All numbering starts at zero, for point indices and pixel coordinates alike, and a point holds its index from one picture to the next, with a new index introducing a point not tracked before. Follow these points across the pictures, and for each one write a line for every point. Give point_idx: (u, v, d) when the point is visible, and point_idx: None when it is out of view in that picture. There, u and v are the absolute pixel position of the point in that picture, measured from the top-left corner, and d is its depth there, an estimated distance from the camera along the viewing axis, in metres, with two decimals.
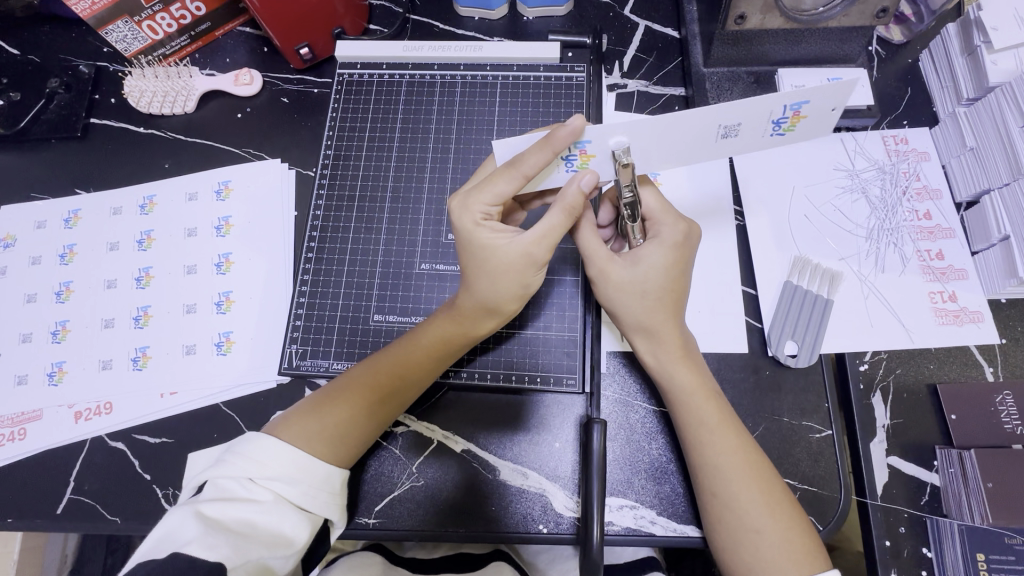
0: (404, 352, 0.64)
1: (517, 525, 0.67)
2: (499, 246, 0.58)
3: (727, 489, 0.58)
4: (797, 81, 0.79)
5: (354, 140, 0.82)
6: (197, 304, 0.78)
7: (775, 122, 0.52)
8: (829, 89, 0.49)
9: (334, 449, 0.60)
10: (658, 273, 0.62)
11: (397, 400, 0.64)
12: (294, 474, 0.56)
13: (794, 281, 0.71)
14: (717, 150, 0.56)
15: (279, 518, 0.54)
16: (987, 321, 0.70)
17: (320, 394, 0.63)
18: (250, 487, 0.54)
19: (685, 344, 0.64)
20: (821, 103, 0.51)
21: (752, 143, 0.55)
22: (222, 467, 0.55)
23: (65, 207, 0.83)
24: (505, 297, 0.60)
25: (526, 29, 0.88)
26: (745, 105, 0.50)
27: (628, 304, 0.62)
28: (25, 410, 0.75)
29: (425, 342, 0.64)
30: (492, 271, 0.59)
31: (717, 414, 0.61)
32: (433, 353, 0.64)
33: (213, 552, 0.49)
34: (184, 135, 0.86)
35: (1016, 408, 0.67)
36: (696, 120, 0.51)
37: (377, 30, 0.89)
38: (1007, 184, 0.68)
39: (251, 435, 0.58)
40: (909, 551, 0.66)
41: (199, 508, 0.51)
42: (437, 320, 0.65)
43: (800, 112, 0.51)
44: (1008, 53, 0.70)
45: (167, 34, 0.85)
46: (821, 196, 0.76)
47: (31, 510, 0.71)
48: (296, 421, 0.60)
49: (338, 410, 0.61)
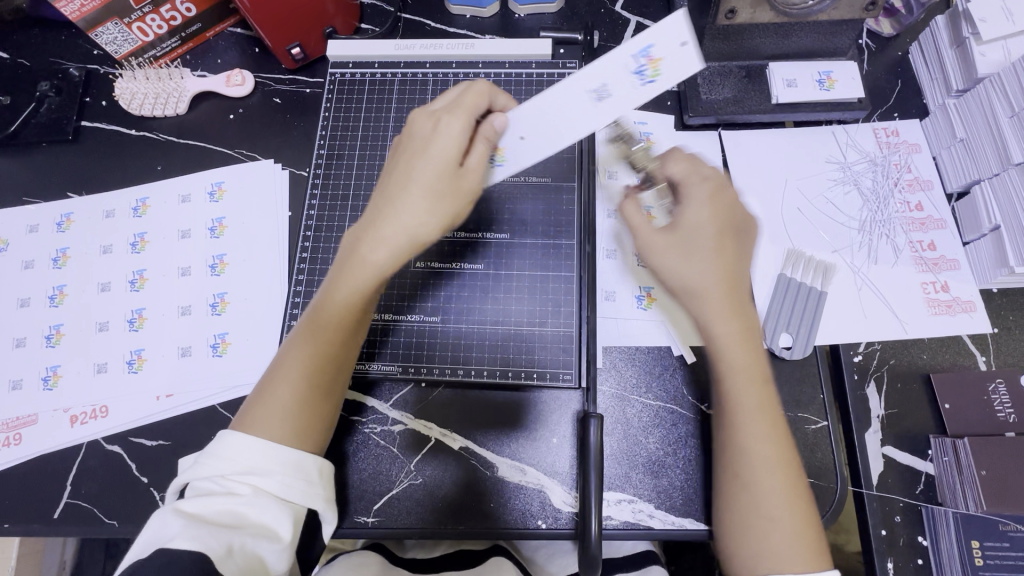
0: (330, 309, 0.58)
1: (516, 521, 0.67)
2: (450, 182, 0.57)
3: (752, 473, 0.58)
4: (787, 75, 0.78)
5: (347, 140, 0.82)
6: (191, 306, 0.77)
7: (637, 72, 0.58)
8: (663, 29, 0.58)
9: (299, 430, 0.58)
10: (699, 233, 0.59)
11: (341, 358, 0.61)
12: (267, 465, 0.56)
13: (788, 274, 0.72)
14: (604, 115, 0.59)
15: (257, 507, 0.53)
16: (979, 311, 0.71)
17: (265, 378, 0.60)
18: (226, 483, 0.54)
19: (739, 299, 0.60)
20: (668, 43, 0.58)
21: (631, 97, 0.58)
22: (194, 469, 0.55)
23: (57, 210, 0.83)
24: (444, 218, 0.57)
25: (518, 26, 0.88)
26: (598, 63, 0.59)
27: (674, 265, 0.60)
28: (20, 415, 0.74)
29: (345, 289, 0.58)
30: (431, 204, 0.57)
31: (759, 399, 0.59)
32: (358, 300, 0.58)
33: (196, 543, 0.48)
34: (176, 137, 0.86)
35: (1009, 397, 0.67)
36: (564, 90, 0.59)
37: (369, 29, 0.89)
38: (997, 175, 0.68)
39: (224, 433, 0.57)
40: (905, 540, 0.66)
41: (178, 506, 0.51)
42: (352, 258, 0.58)
43: (654, 55, 0.58)
44: (996, 44, 0.71)
45: (158, 35, 0.85)
46: (813, 189, 0.76)
47: (28, 515, 0.71)
48: (253, 413, 0.58)
49: (289, 391, 0.59)
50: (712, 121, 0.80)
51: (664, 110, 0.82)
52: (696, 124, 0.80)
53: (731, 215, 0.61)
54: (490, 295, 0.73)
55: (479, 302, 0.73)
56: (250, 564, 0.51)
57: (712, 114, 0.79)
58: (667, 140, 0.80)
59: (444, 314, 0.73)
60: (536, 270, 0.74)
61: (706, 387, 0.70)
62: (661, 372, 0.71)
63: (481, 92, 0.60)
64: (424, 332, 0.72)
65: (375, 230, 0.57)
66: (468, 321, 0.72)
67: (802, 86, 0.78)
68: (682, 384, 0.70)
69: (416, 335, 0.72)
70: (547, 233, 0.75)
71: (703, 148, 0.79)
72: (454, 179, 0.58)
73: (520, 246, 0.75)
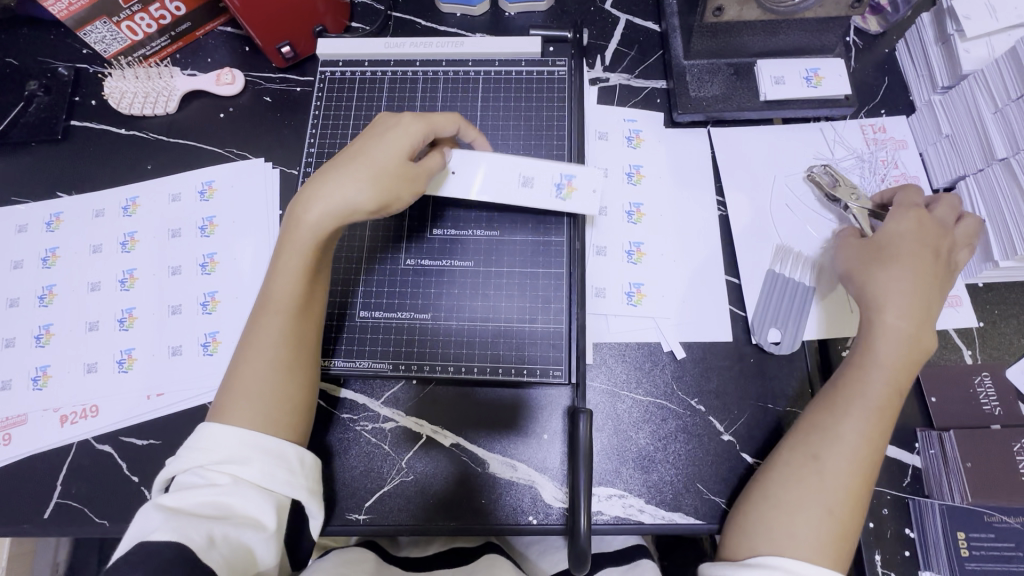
0: (278, 281, 0.62)
1: (507, 517, 0.67)
2: (390, 160, 0.63)
3: (834, 460, 0.58)
4: (775, 72, 0.79)
5: (337, 138, 0.81)
6: (182, 305, 0.77)
7: (556, 186, 0.71)
8: (594, 175, 0.72)
9: (268, 415, 0.58)
10: (902, 246, 0.65)
11: (306, 332, 0.63)
12: (246, 454, 0.56)
13: (776, 270, 0.73)
14: (514, 199, 0.71)
15: (236, 496, 0.53)
16: (965, 305, 0.72)
17: (234, 362, 0.61)
18: (206, 473, 0.54)
19: (926, 315, 0.62)
20: (589, 185, 0.71)
21: (540, 198, 0.71)
22: (175, 463, 0.56)
23: (46, 210, 0.83)
24: (383, 186, 0.62)
25: (508, 24, 0.88)
26: (540, 163, 0.72)
27: (900, 271, 0.63)
28: (10, 415, 0.74)
29: (289, 259, 0.62)
30: (370, 179, 0.62)
31: (882, 400, 0.59)
32: (302, 266, 0.62)
33: (177, 534, 0.49)
34: (166, 136, 0.86)
35: (994, 389, 0.68)
36: (504, 164, 0.72)
37: (359, 27, 0.89)
38: (982, 170, 0.69)
39: (201, 428, 0.57)
40: (893, 532, 0.66)
41: (160, 501, 0.52)
42: (291, 228, 0.62)
43: (573, 184, 0.71)
44: (980, 41, 0.72)
45: (147, 34, 0.85)
46: (801, 185, 0.77)
47: (17, 515, 0.70)
48: (225, 401, 0.59)
49: (255, 371, 0.59)
50: (701, 119, 0.80)
51: (654, 108, 0.82)
52: (685, 121, 0.81)
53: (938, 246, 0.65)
54: (480, 292, 0.73)
55: (469, 299, 0.73)
56: (234, 556, 0.51)
57: (701, 111, 0.79)
58: (657, 138, 0.80)
59: (434, 311, 0.73)
60: (527, 267, 0.74)
61: (696, 382, 0.70)
62: (651, 368, 0.71)
63: (455, 120, 0.68)
64: (414, 329, 0.72)
65: (314, 200, 0.61)
66: (459, 318, 0.72)
67: (790, 83, 0.78)
68: (671, 379, 0.71)
69: (406, 333, 0.72)
70: (538, 230, 0.75)
71: (692, 146, 0.79)
72: (400, 159, 0.63)
73: (510, 244, 0.75)
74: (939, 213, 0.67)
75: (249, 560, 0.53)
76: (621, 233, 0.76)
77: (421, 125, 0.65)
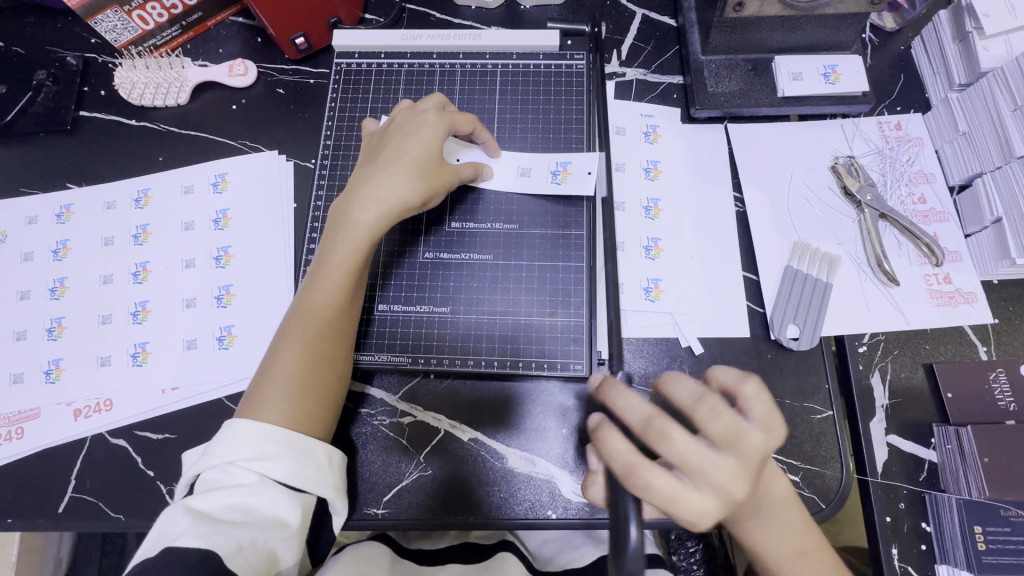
0: (323, 276, 0.63)
1: (526, 512, 0.67)
2: (431, 160, 0.66)
3: None
4: (793, 68, 0.79)
5: (353, 132, 0.81)
6: (196, 298, 0.77)
7: (553, 173, 0.75)
8: (585, 158, 0.75)
9: (305, 407, 0.59)
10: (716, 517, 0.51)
11: (344, 327, 0.64)
12: (276, 451, 0.56)
13: (794, 266, 0.73)
14: (515, 187, 0.75)
15: (264, 496, 0.53)
16: (980, 301, 0.72)
17: (271, 354, 0.62)
18: (235, 471, 0.54)
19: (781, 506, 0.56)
20: (581, 167, 0.75)
21: (539, 186, 0.75)
22: (204, 457, 0.55)
23: (55, 202, 0.82)
24: (425, 192, 0.66)
25: (524, 17, 0.88)
26: (535, 154, 0.77)
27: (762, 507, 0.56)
28: (22, 408, 0.73)
29: (338, 259, 0.63)
30: (414, 176, 0.65)
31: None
32: (352, 263, 0.63)
33: (204, 541, 0.49)
34: (177, 127, 0.85)
35: (1009, 385, 0.68)
36: (501, 163, 0.77)
37: (373, 19, 0.88)
38: (1000, 168, 0.69)
39: (230, 424, 0.57)
40: (908, 526, 0.67)
41: (187, 502, 0.51)
42: (342, 227, 0.64)
43: (568, 170, 0.75)
44: (998, 39, 0.72)
45: (158, 24, 0.83)
46: (818, 182, 0.77)
47: (31, 510, 0.70)
48: (259, 394, 0.59)
49: (294, 361, 0.60)
50: (718, 115, 0.80)
51: (671, 103, 0.82)
52: (702, 117, 0.80)
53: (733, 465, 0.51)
54: (499, 287, 0.73)
55: (489, 293, 0.73)
56: (260, 560, 0.51)
57: (719, 107, 0.79)
58: (674, 133, 0.80)
59: (454, 305, 0.72)
60: (545, 262, 0.74)
61: None
62: (670, 363, 0.72)
63: (471, 120, 0.71)
64: (434, 323, 0.72)
65: (362, 196, 0.64)
66: (478, 313, 0.72)
67: (807, 79, 0.78)
68: (689, 374, 0.71)
69: (426, 327, 0.72)
70: (555, 224, 0.75)
71: (709, 141, 0.79)
72: (436, 164, 0.67)
73: (528, 238, 0.75)
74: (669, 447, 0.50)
75: (273, 565, 0.52)
76: (638, 228, 0.76)
77: (445, 125, 0.68)
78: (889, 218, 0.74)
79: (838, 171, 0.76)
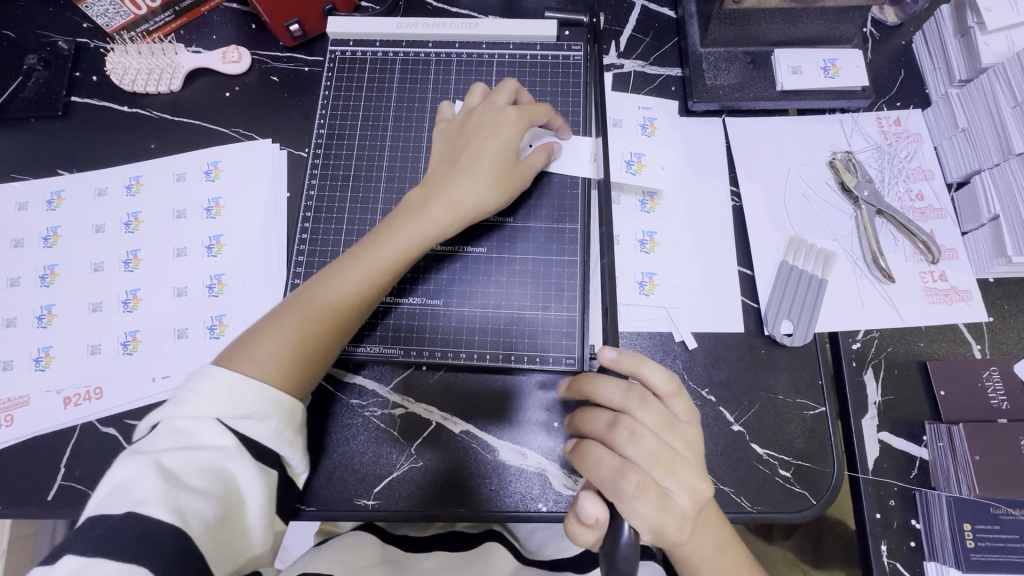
0: (371, 252, 0.64)
1: (517, 505, 0.67)
2: (501, 162, 0.68)
3: None
4: (793, 61, 0.78)
5: (348, 121, 0.80)
6: (187, 287, 0.76)
7: (627, 163, 0.75)
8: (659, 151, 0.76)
9: (291, 361, 0.58)
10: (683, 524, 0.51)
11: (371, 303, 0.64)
12: (265, 410, 0.54)
13: (790, 261, 0.72)
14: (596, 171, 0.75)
15: (240, 466, 0.51)
16: (975, 299, 0.72)
17: (300, 294, 0.62)
18: (213, 432, 0.51)
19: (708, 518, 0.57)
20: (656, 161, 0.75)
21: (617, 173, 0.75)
22: (177, 407, 0.52)
23: (46, 188, 0.81)
24: (495, 197, 0.68)
25: (521, 6, 0.87)
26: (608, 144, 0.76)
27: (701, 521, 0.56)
28: (12, 396, 0.73)
29: (397, 242, 0.64)
30: (489, 180, 0.67)
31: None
32: (408, 250, 0.65)
33: (174, 515, 0.46)
34: (170, 114, 0.84)
35: (1002, 384, 0.68)
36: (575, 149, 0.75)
37: (369, 7, 0.87)
38: (998, 165, 0.69)
39: (210, 368, 0.54)
40: (899, 523, 0.67)
41: (159, 460, 0.49)
42: (414, 213, 0.66)
43: (643, 160, 0.75)
44: (999, 35, 0.72)
45: (150, 9, 0.82)
46: (815, 177, 0.77)
47: (19, 497, 0.70)
48: (269, 329, 0.59)
49: (309, 316, 0.60)
50: (716, 108, 0.80)
51: (668, 96, 0.81)
52: (700, 110, 0.80)
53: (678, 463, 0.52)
54: (493, 279, 0.72)
55: (482, 285, 0.72)
56: (223, 539, 0.49)
57: (716, 100, 0.78)
58: (671, 125, 0.79)
59: (446, 297, 0.72)
60: (539, 255, 0.73)
61: (707, 372, 0.70)
62: (663, 358, 0.71)
63: (547, 112, 0.71)
64: (426, 315, 0.71)
65: (440, 194, 0.66)
66: (471, 304, 0.72)
67: (807, 73, 0.78)
68: (682, 369, 0.71)
69: (416, 319, 0.71)
70: (549, 216, 0.74)
71: (706, 135, 0.79)
72: (506, 167, 0.68)
73: (522, 230, 0.74)
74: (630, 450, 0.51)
75: (233, 544, 0.50)
76: (633, 222, 0.75)
77: (523, 124, 0.69)
78: (885, 214, 0.74)
79: (836, 166, 0.75)
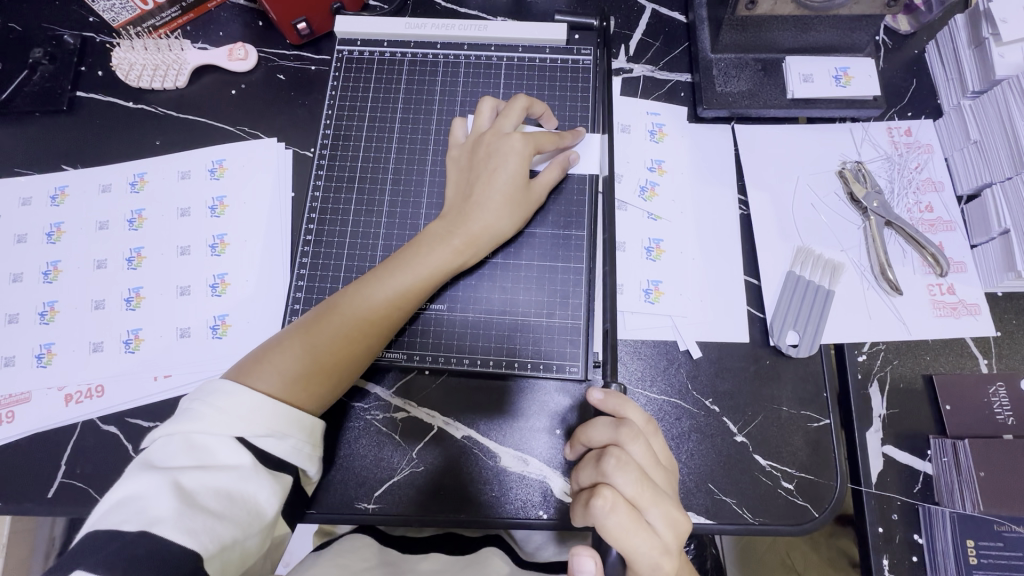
0: (389, 279, 0.64)
1: (516, 512, 0.67)
2: (516, 188, 0.68)
3: None
4: (804, 69, 0.77)
5: (354, 121, 0.79)
6: (191, 286, 0.76)
7: None
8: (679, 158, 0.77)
9: (304, 387, 0.59)
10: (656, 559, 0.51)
11: (386, 330, 0.64)
12: (285, 428, 0.55)
13: (796, 272, 0.72)
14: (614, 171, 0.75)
15: (255, 486, 0.51)
16: (984, 313, 0.71)
17: (318, 314, 0.63)
18: (229, 450, 0.51)
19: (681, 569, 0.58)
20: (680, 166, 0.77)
21: None
22: (192, 421, 0.52)
23: (50, 183, 0.81)
24: (512, 224, 0.69)
25: (530, 9, 0.86)
26: None
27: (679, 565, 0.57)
28: (14, 391, 0.73)
29: (414, 272, 0.65)
30: (506, 209, 0.68)
31: None
32: (424, 280, 0.65)
33: (189, 537, 0.45)
34: (176, 111, 0.83)
35: (1008, 400, 0.68)
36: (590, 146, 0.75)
37: (378, 6, 0.86)
38: (1010, 178, 0.68)
39: (227, 383, 0.55)
40: (901, 537, 0.67)
41: (177, 479, 0.48)
42: (435, 244, 0.66)
43: (664, 167, 0.77)
44: (1015, 46, 0.71)
45: (157, 4, 0.82)
46: (824, 186, 0.76)
47: (20, 493, 0.69)
48: (286, 346, 0.60)
49: (320, 343, 0.61)
50: (725, 115, 0.79)
51: (677, 101, 0.81)
52: (709, 116, 0.79)
53: (657, 497, 0.53)
54: (498, 284, 0.72)
55: (486, 289, 0.72)
56: (235, 559, 0.48)
57: (726, 107, 0.77)
58: (680, 132, 0.79)
59: (450, 302, 0.71)
60: (545, 261, 0.73)
61: (710, 382, 0.70)
62: (667, 367, 0.71)
63: (553, 138, 0.70)
64: (430, 319, 0.71)
65: (459, 225, 0.67)
66: (475, 310, 0.71)
67: (818, 81, 0.77)
68: (686, 378, 0.70)
69: (422, 324, 0.71)
70: (555, 220, 0.74)
71: (714, 142, 0.78)
72: (523, 191, 0.69)
73: (527, 235, 0.74)
74: (618, 479, 0.53)
75: (243, 563, 0.49)
76: (640, 229, 0.75)
77: (529, 147, 0.68)
78: (894, 225, 0.73)
79: (845, 176, 0.75)
